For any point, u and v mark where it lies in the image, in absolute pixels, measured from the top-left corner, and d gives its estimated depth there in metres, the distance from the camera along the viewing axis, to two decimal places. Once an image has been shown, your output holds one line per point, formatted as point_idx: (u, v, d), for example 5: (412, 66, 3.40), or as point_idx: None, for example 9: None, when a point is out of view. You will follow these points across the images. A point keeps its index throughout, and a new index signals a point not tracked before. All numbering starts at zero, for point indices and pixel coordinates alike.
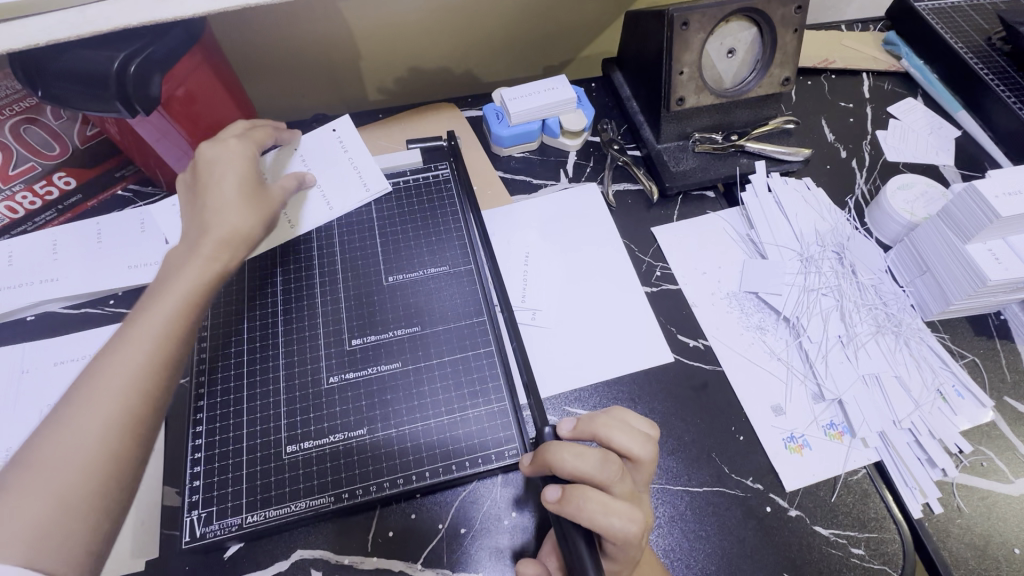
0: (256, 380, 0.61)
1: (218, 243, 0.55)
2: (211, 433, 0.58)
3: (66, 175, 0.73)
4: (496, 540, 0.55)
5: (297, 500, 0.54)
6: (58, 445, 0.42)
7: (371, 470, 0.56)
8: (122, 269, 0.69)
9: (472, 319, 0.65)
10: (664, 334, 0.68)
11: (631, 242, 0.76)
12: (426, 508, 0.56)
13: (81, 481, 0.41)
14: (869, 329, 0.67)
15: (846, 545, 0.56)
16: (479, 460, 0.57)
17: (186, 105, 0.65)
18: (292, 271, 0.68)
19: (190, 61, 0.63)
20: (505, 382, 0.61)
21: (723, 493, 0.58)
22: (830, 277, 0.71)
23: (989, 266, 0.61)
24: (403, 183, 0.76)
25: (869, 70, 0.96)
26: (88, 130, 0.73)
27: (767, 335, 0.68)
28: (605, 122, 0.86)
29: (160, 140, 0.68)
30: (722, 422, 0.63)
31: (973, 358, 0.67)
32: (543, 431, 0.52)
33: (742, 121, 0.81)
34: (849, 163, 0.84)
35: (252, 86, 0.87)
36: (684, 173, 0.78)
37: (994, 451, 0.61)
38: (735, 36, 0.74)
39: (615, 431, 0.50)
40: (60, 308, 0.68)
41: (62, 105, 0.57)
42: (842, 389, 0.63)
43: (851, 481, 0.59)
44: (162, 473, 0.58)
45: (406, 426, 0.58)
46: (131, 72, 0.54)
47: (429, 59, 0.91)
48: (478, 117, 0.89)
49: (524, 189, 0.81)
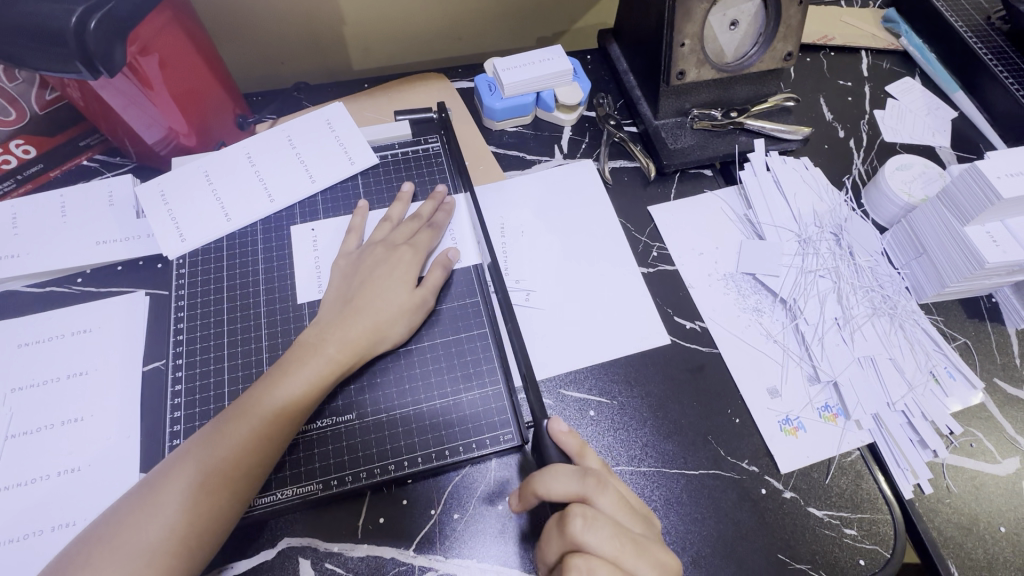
0: (237, 363, 0.59)
1: (353, 341, 0.55)
2: (190, 420, 0.56)
3: (25, 143, 0.67)
4: (493, 524, 0.53)
5: (282, 489, 0.53)
6: (167, 494, 0.47)
7: (360, 456, 0.54)
8: (90, 246, 0.65)
9: (466, 299, 0.63)
10: (661, 317, 0.67)
11: (627, 221, 0.74)
12: (418, 494, 0.54)
13: (161, 539, 0.45)
14: (865, 311, 0.67)
15: (839, 525, 0.56)
16: (475, 446, 0.56)
17: (156, 69, 0.60)
18: (275, 251, 0.66)
19: (157, 19, 0.58)
20: (499, 365, 0.60)
21: (719, 476, 0.58)
22: (828, 258, 0.70)
23: (988, 248, 0.60)
24: (391, 157, 0.73)
25: (868, 47, 0.94)
26: (47, 95, 0.66)
27: (764, 316, 0.67)
28: (601, 96, 0.83)
29: (128, 107, 0.62)
30: (719, 404, 0.62)
31: (965, 341, 0.67)
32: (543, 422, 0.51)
33: (741, 98, 0.79)
34: (847, 143, 0.83)
35: (227, 51, 0.82)
36: (682, 150, 0.76)
37: (983, 432, 0.62)
38: (739, 7, 0.71)
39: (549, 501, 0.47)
40: (22, 287, 0.64)
41: (16, 64, 0.52)
42: (838, 371, 0.63)
43: (845, 462, 0.60)
44: (139, 459, 0.55)
45: (396, 411, 0.57)
46: (91, 29, 0.49)
47: (416, 26, 0.86)
48: (469, 89, 0.85)
49: (516, 165, 0.78)
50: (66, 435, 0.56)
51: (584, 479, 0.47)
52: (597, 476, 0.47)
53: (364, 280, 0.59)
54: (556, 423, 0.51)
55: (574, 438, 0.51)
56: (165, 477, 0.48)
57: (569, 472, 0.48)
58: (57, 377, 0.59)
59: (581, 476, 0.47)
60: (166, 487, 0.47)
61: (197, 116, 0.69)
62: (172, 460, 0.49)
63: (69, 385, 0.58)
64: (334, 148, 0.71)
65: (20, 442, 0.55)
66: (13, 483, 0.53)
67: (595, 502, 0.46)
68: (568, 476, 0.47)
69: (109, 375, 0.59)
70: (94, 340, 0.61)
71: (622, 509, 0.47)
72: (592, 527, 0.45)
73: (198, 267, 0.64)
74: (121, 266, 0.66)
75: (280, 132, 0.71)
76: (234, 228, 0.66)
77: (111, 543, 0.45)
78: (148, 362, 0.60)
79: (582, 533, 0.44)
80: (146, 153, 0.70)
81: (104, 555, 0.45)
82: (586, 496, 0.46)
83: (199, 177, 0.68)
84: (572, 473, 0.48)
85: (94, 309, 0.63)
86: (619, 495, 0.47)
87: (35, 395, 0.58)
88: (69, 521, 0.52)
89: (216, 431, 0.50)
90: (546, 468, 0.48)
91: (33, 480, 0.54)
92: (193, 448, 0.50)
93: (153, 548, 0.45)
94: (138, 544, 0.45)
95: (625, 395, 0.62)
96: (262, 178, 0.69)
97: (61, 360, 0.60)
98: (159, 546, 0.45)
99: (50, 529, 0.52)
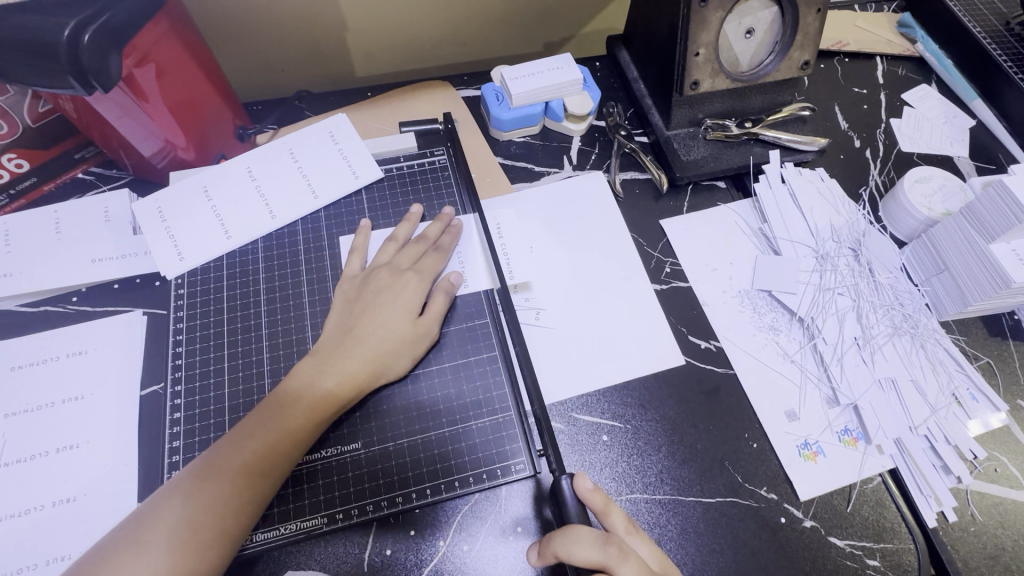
0: (237, 388, 0.57)
1: (352, 374, 0.54)
2: (189, 449, 0.54)
3: (16, 157, 0.65)
4: (503, 557, 0.51)
5: (287, 522, 0.51)
6: (158, 530, 0.45)
7: (368, 487, 0.53)
8: (85, 263, 0.63)
9: (474, 321, 0.61)
10: (676, 336, 0.65)
11: (639, 236, 0.72)
12: (425, 525, 0.52)
13: None
14: (885, 330, 0.65)
15: (861, 556, 0.54)
16: (484, 476, 0.54)
17: (152, 80, 0.58)
18: (278, 270, 0.64)
19: (155, 29, 0.56)
20: (509, 389, 0.58)
21: (737, 504, 0.56)
22: (847, 275, 0.68)
23: (1014, 268, 0.58)
24: (396, 170, 0.71)
25: (884, 53, 0.91)
26: (40, 106, 0.64)
27: (780, 335, 0.65)
28: (610, 105, 0.81)
29: (124, 118, 0.60)
30: (736, 428, 0.60)
31: (987, 360, 0.65)
32: (560, 481, 0.48)
33: (756, 107, 0.77)
34: (863, 153, 0.81)
35: (226, 59, 0.79)
36: (696, 162, 0.74)
37: (1007, 456, 0.60)
38: (755, 15, 0.69)
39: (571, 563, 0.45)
40: (16, 307, 0.62)
41: (8, 80, 0.49)
42: (858, 394, 0.61)
43: (866, 489, 0.58)
44: (136, 488, 0.53)
45: (403, 440, 0.55)
46: (85, 43, 0.47)
47: (421, 32, 0.84)
48: (475, 97, 0.83)
49: (525, 176, 0.76)
50: (61, 463, 0.54)
51: (606, 549, 0.45)
52: (619, 542, 0.45)
53: (367, 307, 0.57)
54: (580, 479, 0.48)
55: (598, 493, 0.48)
56: (152, 514, 0.46)
57: (591, 536, 0.45)
58: (52, 402, 0.57)
59: (603, 544, 0.45)
60: (156, 522, 0.46)
61: (196, 127, 0.67)
62: (163, 493, 0.48)
63: (64, 410, 0.56)
64: (337, 161, 0.69)
65: (14, 471, 0.53)
66: (6, 515, 0.51)
67: (617, 572, 0.44)
68: (590, 543, 0.45)
69: (105, 400, 0.57)
70: (89, 363, 0.59)
71: None
72: None
73: (197, 287, 0.62)
74: (117, 284, 0.64)
75: (282, 144, 0.69)
76: (234, 245, 0.64)
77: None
78: (145, 386, 0.58)
79: None
80: (143, 165, 0.68)
81: None
82: (608, 566, 0.44)
83: (198, 192, 0.65)
84: (594, 539, 0.45)
85: (89, 330, 0.61)
86: (643, 565, 0.45)
87: (29, 421, 0.56)
88: (64, 555, 0.50)
89: (207, 466, 0.49)
90: (567, 530, 0.46)
91: (26, 512, 0.52)
92: (184, 483, 0.48)
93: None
94: None
95: (639, 419, 0.60)
96: (263, 192, 0.66)
97: (55, 384, 0.58)
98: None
99: (45, 562, 0.50)
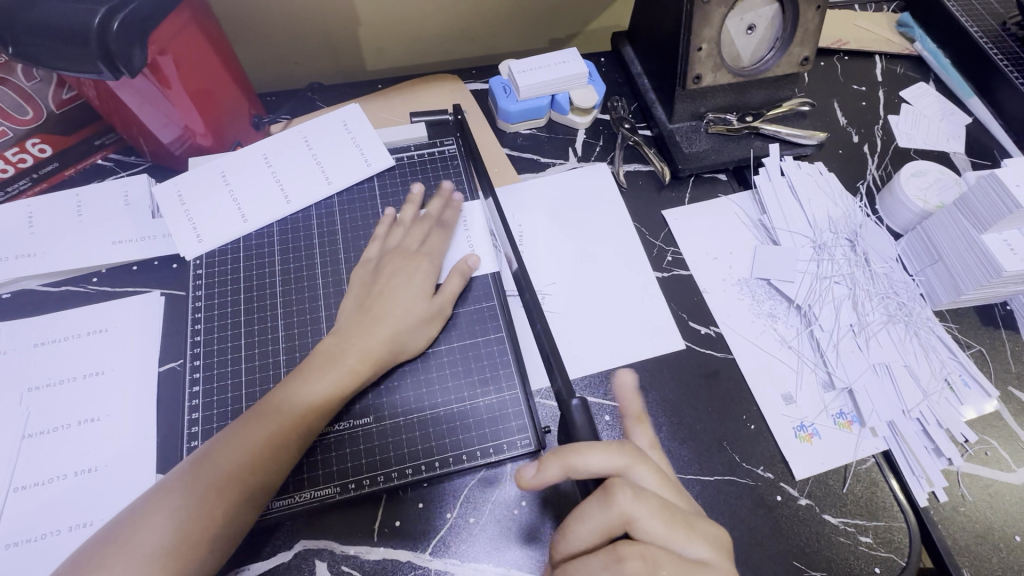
0: (254, 365, 0.59)
1: (372, 352, 0.56)
2: (208, 422, 0.56)
3: (41, 142, 0.67)
4: (508, 529, 0.53)
5: (300, 491, 0.53)
6: (184, 495, 0.48)
7: (378, 459, 0.55)
8: (106, 245, 0.65)
9: (483, 304, 0.63)
10: (676, 322, 0.67)
11: (641, 224, 0.74)
12: (434, 498, 0.54)
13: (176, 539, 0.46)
14: (880, 318, 0.67)
15: (854, 533, 0.56)
16: (490, 451, 0.56)
17: (174, 70, 0.60)
18: (292, 257, 0.66)
19: (178, 21, 0.59)
20: (516, 369, 0.60)
21: (734, 482, 0.58)
22: (843, 264, 0.70)
23: (1005, 257, 0.60)
24: (407, 159, 0.73)
25: (882, 52, 0.93)
26: (64, 94, 0.65)
27: (778, 322, 0.67)
28: (615, 99, 0.83)
29: (144, 107, 0.62)
30: (734, 410, 0.62)
31: (979, 349, 0.67)
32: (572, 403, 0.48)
33: (757, 102, 0.79)
34: (861, 148, 0.83)
35: (242, 51, 0.82)
36: (698, 154, 0.76)
37: (998, 441, 0.62)
38: (756, 11, 0.71)
39: (590, 459, 0.44)
40: (39, 286, 0.64)
41: (39, 65, 0.51)
42: (853, 378, 0.63)
43: (860, 469, 0.60)
44: (155, 459, 0.55)
45: (414, 414, 0.57)
46: (114, 29, 0.49)
47: (431, 27, 0.86)
48: (483, 90, 0.85)
49: (530, 167, 0.78)
50: (83, 434, 0.56)
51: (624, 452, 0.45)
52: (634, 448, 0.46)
53: (383, 287, 0.60)
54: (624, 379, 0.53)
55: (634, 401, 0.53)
56: (179, 480, 0.49)
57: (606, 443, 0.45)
58: (73, 376, 0.59)
59: (621, 448, 0.45)
60: (183, 487, 0.48)
61: (214, 117, 0.69)
62: (189, 461, 0.50)
63: (86, 384, 0.58)
64: (349, 149, 0.71)
65: (37, 442, 0.55)
66: (30, 483, 0.53)
67: (635, 476, 0.45)
68: (606, 450, 0.45)
69: (126, 376, 0.59)
70: (110, 340, 0.61)
71: (663, 485, 0.46)
72: (639, 498, 0.43)
73: (215, 269, 0.65)
74: (136, 265, 0.66)
75: (297, 133, 0.71)
76: (250, 229, 0.66)
77: (125, 544, 0.46)
78: (165, 363, 0.61)
79: (630, 505, 0.42)
80: (161, 152, 0.70)
81: (116, 554, 0.45)
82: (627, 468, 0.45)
83: (215, 177, 0.68)
84: (611, 446, 0.45)
85: (111, 308, 0.63)
86: (659, 471, 0.46)
87: (52, 395, 0.58)
88: (85, 522, 0.52)
89: (229, 437, 0.51)
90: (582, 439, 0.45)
91: (49, 481, 0.54)
92: (208, 453, 0.50)
93: (166, 549, 0.45)
94: (152, 545, 0.45)
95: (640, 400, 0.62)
96: (279, 179, 0.69)
97: (76, 359, 0.60)
98: (173, 548, 0.45)
99: (67, 529, 0.51)
